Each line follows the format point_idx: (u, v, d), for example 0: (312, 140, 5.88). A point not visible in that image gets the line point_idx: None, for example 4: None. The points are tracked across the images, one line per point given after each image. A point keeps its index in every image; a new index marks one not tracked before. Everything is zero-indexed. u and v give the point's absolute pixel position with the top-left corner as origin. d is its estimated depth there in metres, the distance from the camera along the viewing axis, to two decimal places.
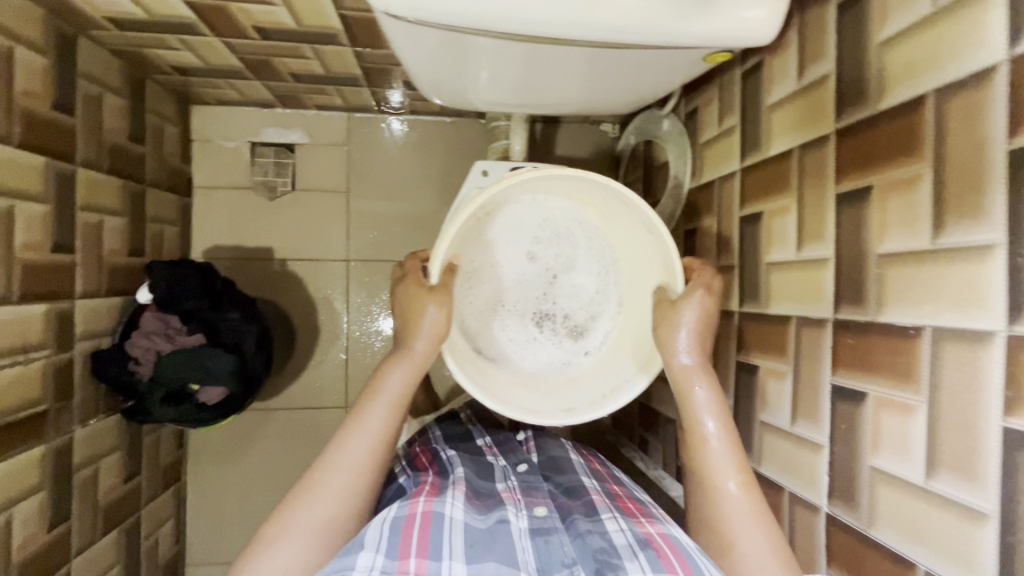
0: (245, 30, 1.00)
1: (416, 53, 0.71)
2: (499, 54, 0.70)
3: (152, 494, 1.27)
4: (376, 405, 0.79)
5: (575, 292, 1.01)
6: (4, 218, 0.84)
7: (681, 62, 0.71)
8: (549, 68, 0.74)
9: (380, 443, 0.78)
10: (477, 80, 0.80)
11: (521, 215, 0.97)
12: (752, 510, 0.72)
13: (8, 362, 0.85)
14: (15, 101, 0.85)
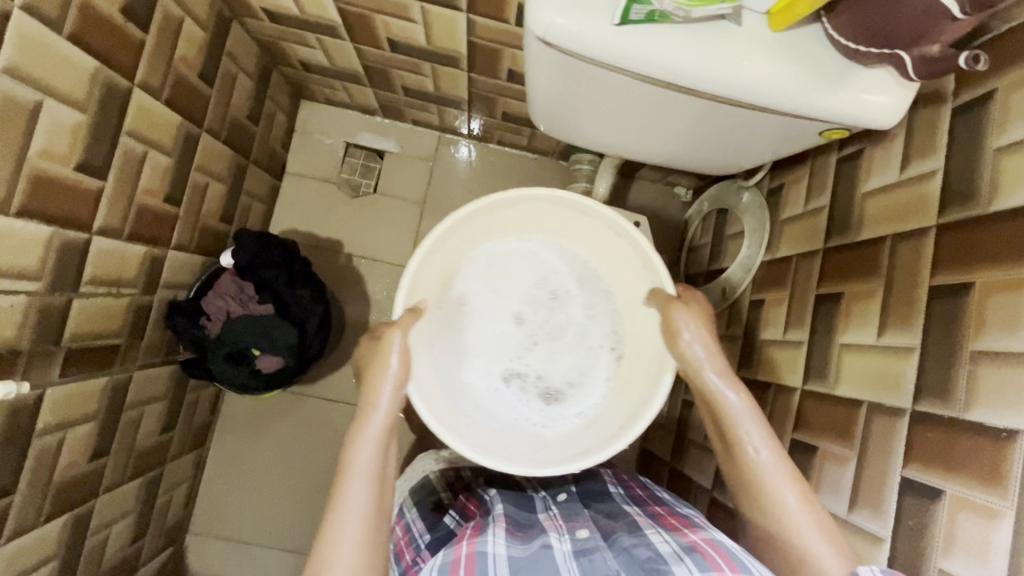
0: (379, 40, 1.09)
1: (542, 76, 0.75)
2: (615, 89, 0.74)
3: (177, 453, 1.29)
4: (364, 445, 0.75)
5: (552, 358, 0.99)
6: (137, 161, 0.92)
7: (783, 130, 0.74)
8: (653, 112, 0.78)
9: (381, 482, 0.74)
10: (583, 114, 0.84)
11: (470, 264, 0.98)
12: (809, 510, 0.71)
13: (103, 291, 0.90)
14: (173, 63, 0.95)
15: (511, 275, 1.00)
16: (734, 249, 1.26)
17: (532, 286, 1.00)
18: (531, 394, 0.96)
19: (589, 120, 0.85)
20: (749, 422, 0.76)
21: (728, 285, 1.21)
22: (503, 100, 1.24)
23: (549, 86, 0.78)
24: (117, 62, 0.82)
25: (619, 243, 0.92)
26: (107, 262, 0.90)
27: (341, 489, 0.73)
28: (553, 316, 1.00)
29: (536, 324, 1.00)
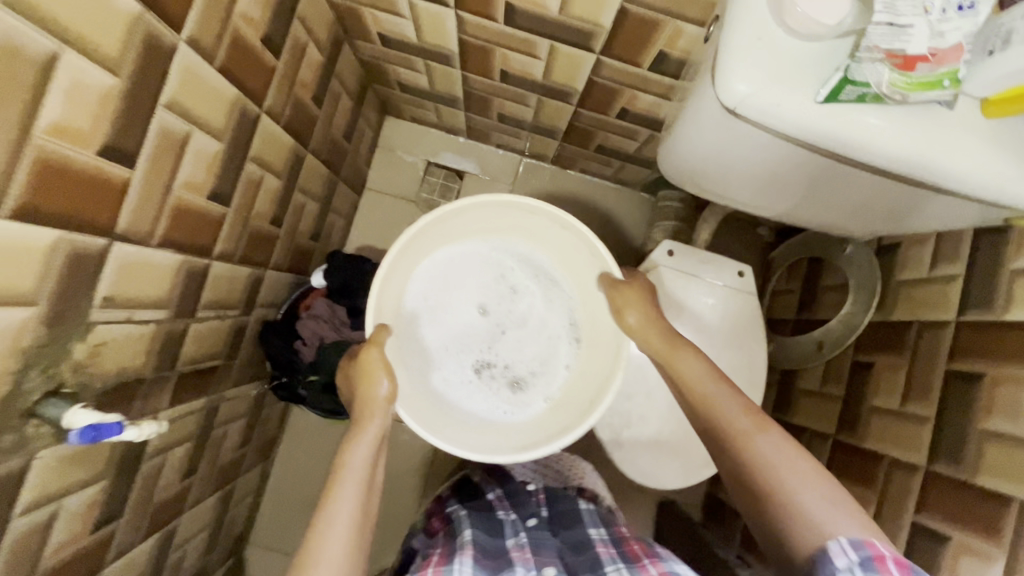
0: (490, 71, 1.06)
1: (694, 128, 0.79)
2: (766, 149, 0.77)
3: (248, 467, 1.29)
4: (363, 442, 0.77)
5: (518, 351, 1.09)
6: (254, 186, 0.91)
7: (929, 200, 0.78)
8: (794, 172, 0.82)
9: (353, 471, 0.74)
10: (715, 171, 0.88)
11: (451, 264, 1.06)
12: (820, 494, 0.64)
13: (213, 315, 0.90)
14: (294, 88, 0.94)
15: (471, 275, 1.08)
16: (833, 302, 1.21)
17: (492, 280, 1.09)
18: (472, 369, 1.07)
19: (724, 171, 0.87)
20: (721, 394, 0.76)
21: (825, 340, 1.17)
22: (603, 134, 1.20)
23: (699, 132, 0.80)
24: (251, 90, 0.81)
25: (563, 235, 1.00)
26: (219, 286, 0.89)
27: (331, 492, 0.72)
28: (516, 305, 1.10)
29: (500, 314, 1.09)
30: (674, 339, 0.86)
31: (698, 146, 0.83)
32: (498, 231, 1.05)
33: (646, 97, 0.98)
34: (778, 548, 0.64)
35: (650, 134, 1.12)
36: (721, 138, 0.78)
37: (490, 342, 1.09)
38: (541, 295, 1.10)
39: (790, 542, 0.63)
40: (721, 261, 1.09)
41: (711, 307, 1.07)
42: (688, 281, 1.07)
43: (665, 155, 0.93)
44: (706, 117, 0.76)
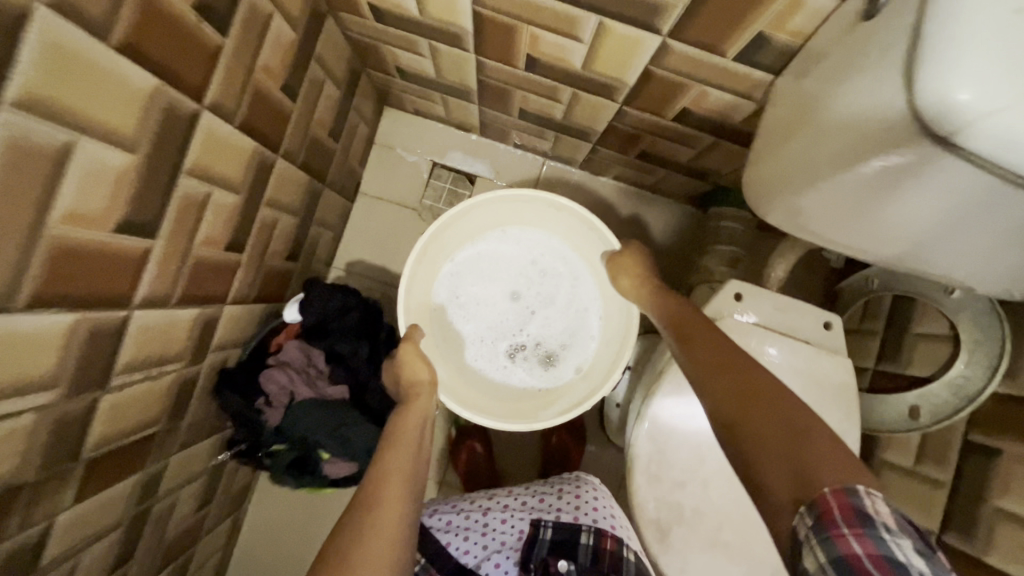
0: (514, 56, 0.82)
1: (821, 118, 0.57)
2: (919, 186, 0.52)
3: (213, 525, 1.08)
4: (401, 448, 0.70)
5: (549, 331, 1.04)
6: (198, 206, 0.68)
7: None
8: (961, 224, 0.55)
9: (398, 475, 0.67)
10: (834, 205, 0.62)
11: (479, 251, 1.04)
12: (802, 431, 0.56)
13: (140, 377, 0.68)
14: (255, 74, 0.70)
15: (500, 261, 1.04)
16: (929, 356, 0.97)
17: (520, 267, 1.04)
18: (509, 359, 1.02)
19: (840, 214, 0.64)
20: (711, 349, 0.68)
21: (920, 406, 0.93)
22: (651, 139, 0.96)
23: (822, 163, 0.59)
24: (182, 79, 0.58)
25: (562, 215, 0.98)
26: (147, 340, 0.67)
27: (378, 496, 0.64)
28: (546, 287, 1.05)
29: (534, 296, 1.04)
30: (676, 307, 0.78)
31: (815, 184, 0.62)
32: (516, 219, 1.01)
33: (722, 96, 0.73)
34: (779, 507, 0.52)
35: (715, 142, 0.88)
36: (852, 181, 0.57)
37: (524, 324, 1.04)
38: (569, 270, 1.04)
39: (803, 498, 0.51)
40: (801, 309, 0.85)
41: (790, 371, 0.82)
42: (761, 335, 0.83)
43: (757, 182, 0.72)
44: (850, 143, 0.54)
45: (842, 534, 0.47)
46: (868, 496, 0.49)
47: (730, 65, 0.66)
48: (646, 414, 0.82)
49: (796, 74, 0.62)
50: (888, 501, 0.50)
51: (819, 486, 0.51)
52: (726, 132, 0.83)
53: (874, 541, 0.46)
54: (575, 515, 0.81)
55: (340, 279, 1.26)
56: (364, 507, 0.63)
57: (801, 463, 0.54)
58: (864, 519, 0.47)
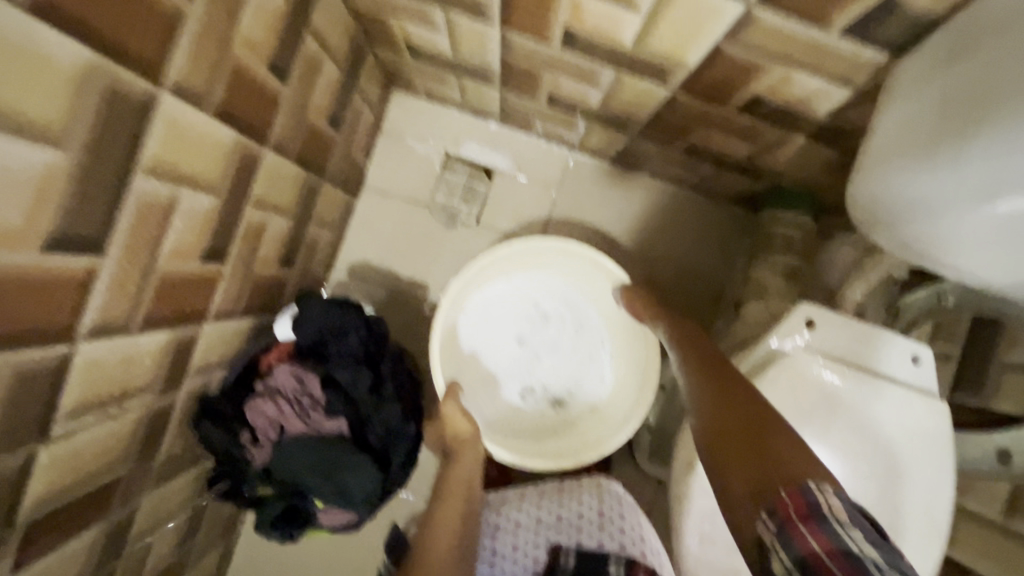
0: (548, 32, 0.68)
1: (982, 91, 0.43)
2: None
3: (201, 556, 0.97)
4: (457, 486, 0.75)
5: (554, 377, 0.95)
6: (162, 212, 0.55)
7: None
8: None
9: (451, 516, 0.69)
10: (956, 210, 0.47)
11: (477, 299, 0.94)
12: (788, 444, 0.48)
13: (95, 419, 0.57)
14: (232, 48, 0.57)
15: (500, 308, 0.95)
16: (1021, 395, 0.82)
17: (525, 311, 0.95)
18: (515, 412, 0.93)
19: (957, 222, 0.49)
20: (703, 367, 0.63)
21: (1012, 448, 0.79)
22: (705, 132, 0.81)
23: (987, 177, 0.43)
24: (128, 51, 0.45)
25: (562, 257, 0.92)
26: (100, 376, 0.55)
27: (439, 526, 0.68)
28: (548, 331, 0.96)
29: (536, 342, 0.96)
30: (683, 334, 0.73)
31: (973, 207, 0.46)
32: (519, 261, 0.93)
33: (810, 82, 0.59)
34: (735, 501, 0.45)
35: (786, 136, 0.73)
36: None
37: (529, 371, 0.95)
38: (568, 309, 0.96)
39: (763, 498, 0.44)
40: (885, 340, 0.70)
41: (874, 414, 0.69)
42: (839, 371, 0.69)
43: (868, 198, 0.56)
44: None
45: (800, 531, 0.40)
46: (822, 493, 0.41)
47: (832, 42, 0.52)
48: (696, 466, 0.71)
49: (940, 60, 0.47)
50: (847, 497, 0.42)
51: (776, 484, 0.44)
52: (805, 125, 0.69)
53: (831, 535, 0.38)
54: (600, 539, 0.73)
55: (341, 283, 1.14)
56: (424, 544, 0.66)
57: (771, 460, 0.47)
58: (816, 515, 0.40)
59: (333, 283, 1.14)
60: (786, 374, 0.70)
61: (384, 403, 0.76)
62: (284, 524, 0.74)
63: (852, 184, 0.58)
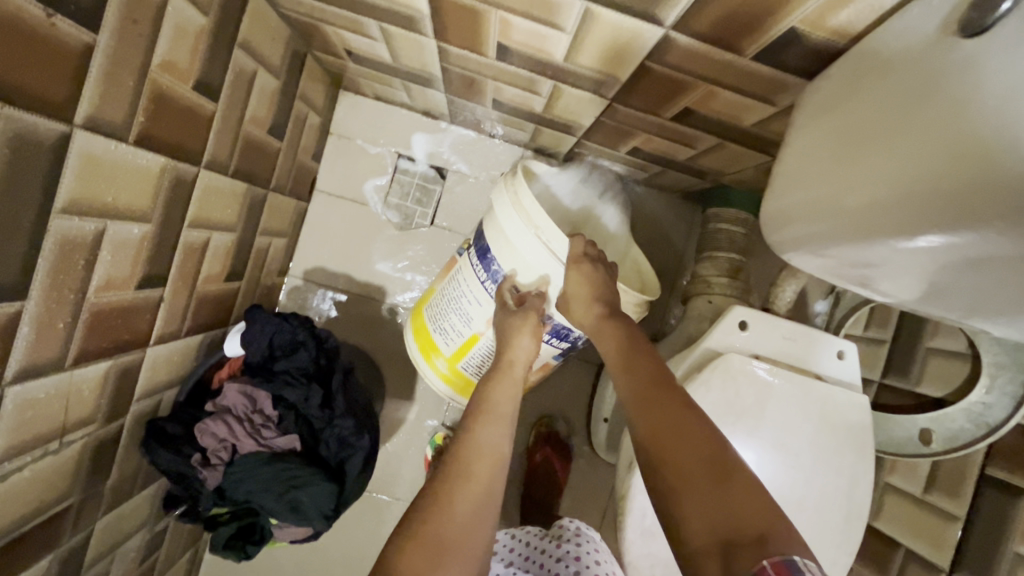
0: (482, 45, 0.67)
1: (851, 114, 0.48)
2: (888, 192, 0.44)
3: (168, 566, 0.98)
4: (495, 420, 0.66)
5: None
6: (88, 248, 0.54)
7: None
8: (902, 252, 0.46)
9: (490, 453, 0.63)
10: (812, 220, 0.53)
11: None
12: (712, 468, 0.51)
13: (34, 456, 0.57)
14: (152, 73, 0.56)
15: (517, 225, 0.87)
16: (944, 376, 0.88)
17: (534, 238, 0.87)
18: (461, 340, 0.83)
19: (806, 225, 0.54)
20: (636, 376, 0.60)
21: (933, 431, 0.86)
22: (646, 136, 0.83)
23: (867, 217, 0.46)
24: (32, 93, 0.44)
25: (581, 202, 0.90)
26: (36, 415, 0.55)
27: (473, 466, 0.61)
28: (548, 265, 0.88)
29: None
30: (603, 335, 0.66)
31: (854, 242, 0.49)
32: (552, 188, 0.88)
33: (734, 98, 0.61)
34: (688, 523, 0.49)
35: (720, 143, 0.75)
36: (897, 250, 0.46)
37: None
38: None
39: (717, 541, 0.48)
40: (813, 339, 0.75)
41: (801, 413, 0.72)
42: (771, 371, 0.72)
43: (773, 216, 0.60)
44: (907, 203, 0.42)
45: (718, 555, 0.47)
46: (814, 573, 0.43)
47: (748, 64, 0.53)
48: None
49: (838, 90, 0.49)
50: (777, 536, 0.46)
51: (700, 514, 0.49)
52: (736, 134, 0.71)
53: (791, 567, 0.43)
54: None
55: (298, 288, 1.13)
56: (458, 474, 0.60)
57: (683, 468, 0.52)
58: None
59: (288, 289, 1.13)
60: (720, 376, 0.72)
61: (336, 417, 0.77)
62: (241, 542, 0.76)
63: (761, 206, 0.62)
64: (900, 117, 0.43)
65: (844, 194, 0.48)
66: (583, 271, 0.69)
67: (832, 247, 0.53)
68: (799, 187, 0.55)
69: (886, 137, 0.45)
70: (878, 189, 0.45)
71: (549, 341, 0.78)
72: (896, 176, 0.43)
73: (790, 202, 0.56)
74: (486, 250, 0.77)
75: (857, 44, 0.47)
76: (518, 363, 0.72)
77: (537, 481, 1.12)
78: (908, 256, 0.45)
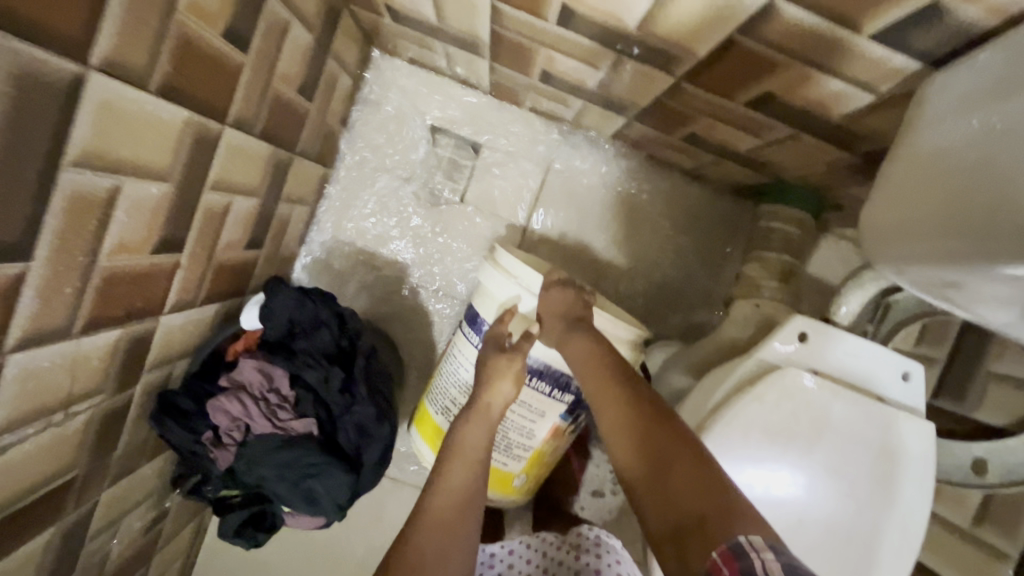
0: (543, 6, 0.60)
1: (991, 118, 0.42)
2: (995, 212, 0.40)
3: (172, 536, 0.96)
4: (461, 462, 0.66)
5: None
6: (102, 207, 0.49)
7: None
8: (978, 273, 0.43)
9: (470, 452, 0.66)
10: (912, 230, 0.49)
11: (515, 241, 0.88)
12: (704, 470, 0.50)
13: (37, 427, 0.52)
14: (178, 13, 0.49)
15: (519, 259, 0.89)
16: (1006, 407, 0.82)
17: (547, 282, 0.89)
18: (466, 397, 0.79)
19: (903, 233, 0.51)
20: (605, 385, 0.60)
21: (988, 461, 0.81)
22: (708, 122, 0.75)
23: (955, 244, 0.44)
24: (37, 24, 0.38)
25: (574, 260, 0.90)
26: (40, 385, 0.50)
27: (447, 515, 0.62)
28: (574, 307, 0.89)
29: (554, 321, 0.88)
30: (571, 341, 0.65)
31: (939, 267, 0.47)
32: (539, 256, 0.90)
33: (829, 83, 0.53)
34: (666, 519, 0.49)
35: (795, 134, 0.67)
36: (983, 281, 0.43)
37: None
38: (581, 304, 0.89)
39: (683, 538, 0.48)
40: (880, 359, 0.68)
41: (860, 440, 0.66)
42: (834, 393, 0.66)
43: (871, 223, 0.56)
44: (1007, 238, 0.38)
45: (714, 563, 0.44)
46: (755, 551, 0.43)
47: (861, 46, 0.46)
48: None
49: (970, 94, 0.43)
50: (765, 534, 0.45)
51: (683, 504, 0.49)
52: (818, 125, 0.63)
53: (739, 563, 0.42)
54: None
55: (316, 259, 1.07)
56: (435, 524, 0.61)
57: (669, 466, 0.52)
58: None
59: (306, 260, 1.06)
60: (775, 393, 0.66)
61: (357, 403, 0.73)
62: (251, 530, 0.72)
63: (861, 214, 0.58)
64: (1021, 139, 0.39)
65: (940, 217, 0.45)
66: (561, 292, 0.69)
67: (919, 267, 0.50)
68: (901, 204, 0.51)
69: (1003, 157, 0.40)
70: (977, 213, 0.41)
71: (552, 393, 0.74)
72: (996, 203, 0.40)
73: (888, 217, 0.53)
74: (475, 314, 0.78)
75: (1006, 34, 0.41)
76: (496, 405, 0.68)
77: (553, 479, 1.07)
78: (994, 287, 0.42)
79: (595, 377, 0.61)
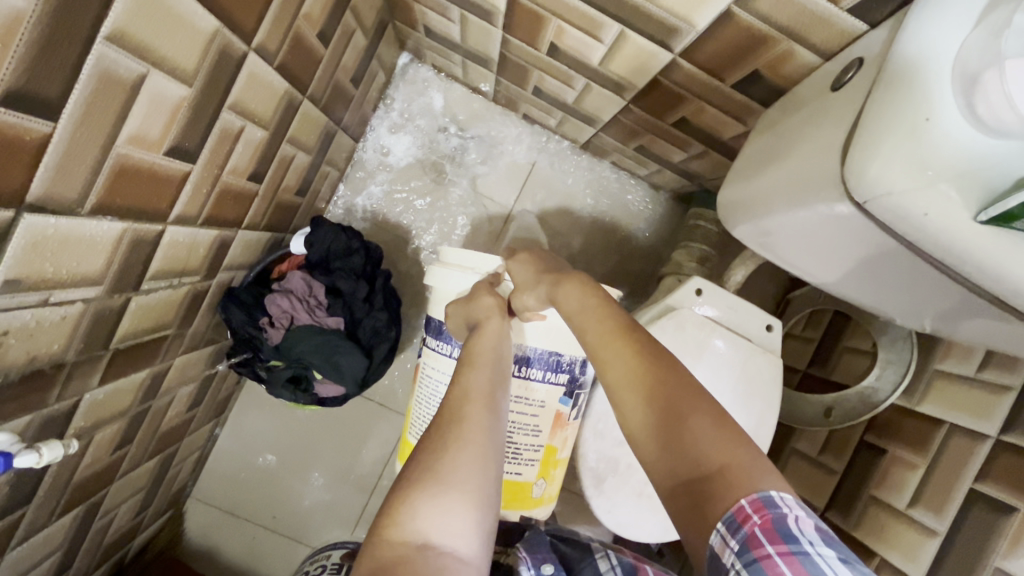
0: (538, 41, 0.87)
1: (801, 118, 0.66)
2: (815, 170, 0.60)
3: (198, 426, 1.17)
4: (481, 369, 0.76)
5: None
6: (233, 138, 0.74)
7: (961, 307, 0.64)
8: (818, 225, 0.64)
9: (480, 360, 0.78)
10: (759, 199, 0.72)
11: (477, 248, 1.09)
12: (708, 424, 0.61)
13: (164, 285, 0.75)
14: (298, 21, 0.75)
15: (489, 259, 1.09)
16: (850, 371, 1.10)
17: None
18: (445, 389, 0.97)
19: (755, 201, 0.73)
20: (596, 318, 0.73)
21: (835, 408, 1.07)
22: (650, 137, 1.03)
23: (783, 194, 0.66)
24: (239, 21, 0.63)
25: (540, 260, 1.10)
26: (175, 253, 0.74)
27: (467, 409, 0.69)
28: None
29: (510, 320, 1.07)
30: (565, 290, 0.77)
31: (774, 214, 0.69)
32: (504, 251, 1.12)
33: (718, 113, 0.82)
34: (676, 450, 0.61)
35: (706, 150, 0.96)
36: (796, 215, 0.65)
37: None
38: None
39: (682, 469, 0.60)
40: (750, 312, 0.96)
41: (732, 362, 0.94)
42: (712, 329, 0.94)
43: (729, 198, 0.80)
44: (808, 183, 0.61)
45: (747, 516, 0.53)
46: (785, 505, 0.53)
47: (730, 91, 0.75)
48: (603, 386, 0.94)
49: (796, 103, 0.69)
50: (791, 497, 0.55)
51: (689, 432, 0.61)
52: (718, 144, 0.92)
53: (776, 517, 0.52)
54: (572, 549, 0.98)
55: (338, 216, 1.31)
56: (453, 419, 0.68)
57: (667, 399, 0.63)
58: (786, 536, 0.51)
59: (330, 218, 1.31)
60: (674, 324, 0.94)
61: (375, 309, 0.99)
62: (292, 391, 0.96)
63: (719, 190, 0.83)
64: (805, 126, 0.64)
65: (774, 181, 0.68)
66: (529, 260, 0.88)
67: (764, 221, 0.73)
68: (745, 179, 0.76)
69: (805, 135, 0.64)
70: (798, 170, 0.63)
71: (548, 376, 0.92)
72: (805, 163, 0.62)
73: (739, 190, 0.77)
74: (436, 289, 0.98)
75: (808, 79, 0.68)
76: (492, 321, 0.84)
77: None
78: (809, 219, 0.64)
79: (594, 324, 0.72)
